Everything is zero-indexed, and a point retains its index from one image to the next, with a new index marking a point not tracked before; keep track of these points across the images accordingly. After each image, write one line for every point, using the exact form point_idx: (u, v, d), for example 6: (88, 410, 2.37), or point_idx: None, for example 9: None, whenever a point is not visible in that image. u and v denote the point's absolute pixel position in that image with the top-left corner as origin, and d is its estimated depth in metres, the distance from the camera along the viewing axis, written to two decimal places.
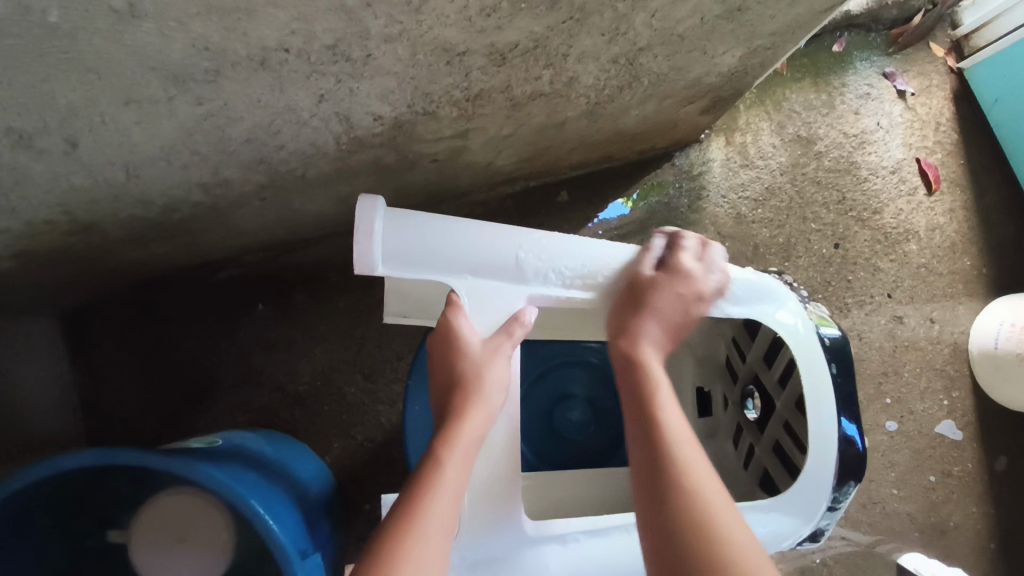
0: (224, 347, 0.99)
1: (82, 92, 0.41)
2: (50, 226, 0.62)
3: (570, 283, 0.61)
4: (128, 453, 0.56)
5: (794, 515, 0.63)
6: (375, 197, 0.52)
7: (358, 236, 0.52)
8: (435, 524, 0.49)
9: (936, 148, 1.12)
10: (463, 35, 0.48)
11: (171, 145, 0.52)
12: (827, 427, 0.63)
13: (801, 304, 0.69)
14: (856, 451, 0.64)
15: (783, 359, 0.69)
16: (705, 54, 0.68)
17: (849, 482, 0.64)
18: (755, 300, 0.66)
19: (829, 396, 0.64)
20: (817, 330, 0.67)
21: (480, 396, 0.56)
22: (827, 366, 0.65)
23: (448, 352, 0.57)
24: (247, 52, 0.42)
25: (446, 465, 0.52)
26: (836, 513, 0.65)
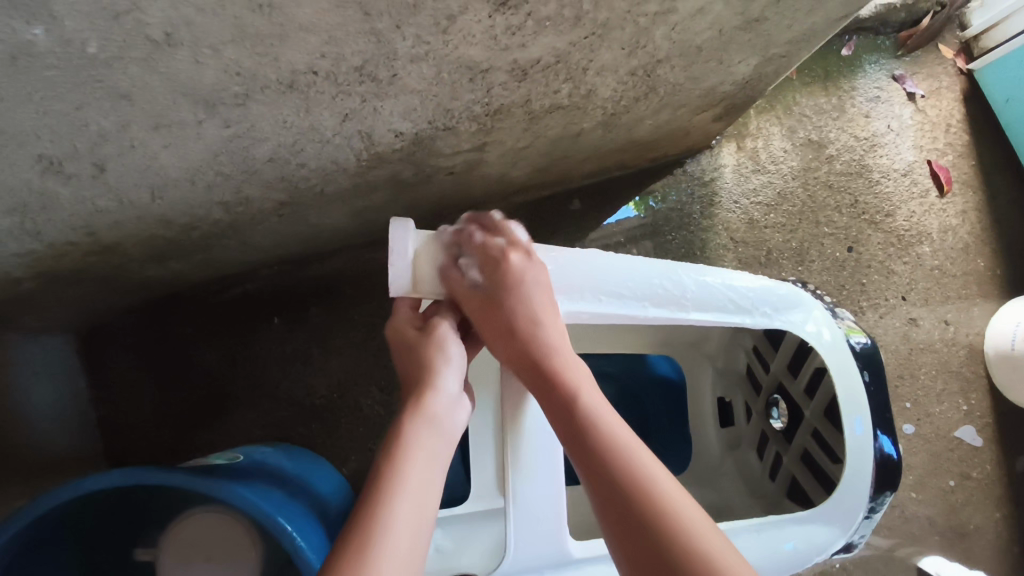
0: (241, 363, 0.99)
1: (114, 118, 0.41)
2: (72, 247, 0.62)
3: (602, 296, 0.60)
4: (157, 473, 0.57)
5: (833, 526, 0.63)
6: (407, 218, 0.52)
7: (393, 258, 0.53)
8: (410, 489, 0.49)
9: (947, 149, 1.12)
10: (487, 53, 0.48)
11: (196, 166, 0.52)
12: (866, 442, 0.63)
13: (828, 312, 0.69)
14: (891, 459, 0.65)
15: (810, 367, 0.69)
16: (721, 63, 0.68)
17: (886, 490, 0.65)
18: (779, 311, 0.66)
19: (864, 404, 0.64)
20: (847, 339, 0.67)
21: (439, 377, 0.56)
22: (860, 374, 0.65)
23: (406, 348, 0.59)
24: (276, 76, 0.42)
25: (416, 434, 0.53)
26: (871, 521, 0.65)
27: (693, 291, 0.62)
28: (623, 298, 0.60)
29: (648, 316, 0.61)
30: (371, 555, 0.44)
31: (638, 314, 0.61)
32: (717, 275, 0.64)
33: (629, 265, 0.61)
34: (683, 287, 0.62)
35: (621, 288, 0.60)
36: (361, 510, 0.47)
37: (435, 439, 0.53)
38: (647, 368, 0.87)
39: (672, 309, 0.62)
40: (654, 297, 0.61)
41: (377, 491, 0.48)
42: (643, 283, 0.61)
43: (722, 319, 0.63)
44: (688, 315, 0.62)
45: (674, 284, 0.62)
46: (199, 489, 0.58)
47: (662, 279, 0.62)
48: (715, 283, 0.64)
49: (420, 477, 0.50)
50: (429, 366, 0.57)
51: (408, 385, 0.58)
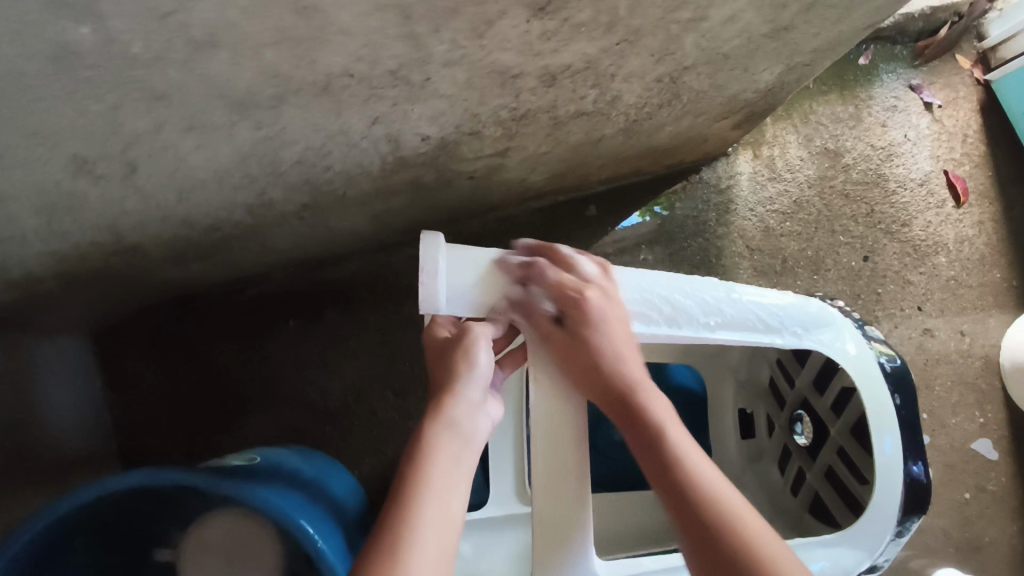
0: (255, 365, 0.99)
1: (149, 120, 0.41)
2: (95, 248, 0.62)
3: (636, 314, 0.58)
4: (178, 475, 0.57)
5: (859, 546, 0.62)
6: (437, 233, 0.51)
7: (423, 275, 0.51)
8: (432, 495, 0.48)
9: (964, 160, 1.12)
10: (520, 58, 0.48)
11: (225, 168, 0.52)
12: (894, 461, 0.63)
13: (860, 332, 0.68)
14: (920, 481, 0.64)
15: (838, 384, 0.69)
16: (746, 71, 0.68)
17: (913, 514, 0.63)
18: (809, 330, 0.65)
19: (895, 425, 0.64)
20: (877, 357, 0.66)
21: (461, 383, 0.54)
22: (892, 396, 0.64)
23: (433, 357, 0.56)
24: (311, 78, 0.42)
25: (438, 442, 0.51)
26: (898, 544, 0.64)
27: (729, 309, 0.62)
28: (651, 320, 0.58)
29: (684, 335, 0.60)
30: (394, 563, 0.43)
31: (678, 332, 0.59)
32: (753, 295, 0.64)
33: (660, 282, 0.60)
34: (720, 305, 0.61)
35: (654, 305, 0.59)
36: (384, 517, 0.46)
37: (456, 451, 0.52)
38: (668, 377, 0.86)
39: (704, 327, 0.60)
40: (688, 316, 0.60)
41: (400, 499, 0.47)
42: (677, 300, 0.59)
43: (751, 338, 0.63)
44: (717, 333, 0.61)
45: (706, 303, 0.61)
46: (221, 492, 0.58)
47: (700, 297, 0.61)
48: (744, 302, 0.63)
49: (443, 483, 0.49)
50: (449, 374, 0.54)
51: (430, 390, 0.56)
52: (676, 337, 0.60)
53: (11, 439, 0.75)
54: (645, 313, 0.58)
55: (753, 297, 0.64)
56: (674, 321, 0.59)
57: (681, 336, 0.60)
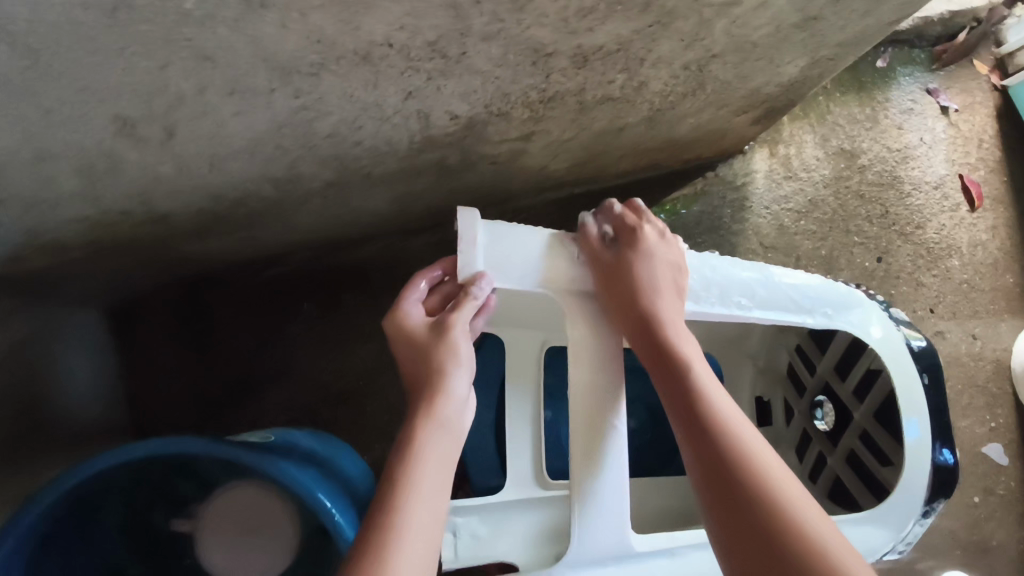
0: (270, 346, 1.00)
1: (193, 81, 0.42)
2: (125, 216, 0.63)
3: (684, 290, 0.60)
4: (202, 443, 0.57)
5: (886, 527, 0.63)
6: (474, 208, 0.54)
7: (461, 245, 0.54)
8: (424, 478, 0.49)
9: (979, 164, 1.12)
10: (555, 36, 0.49)
11: (259, 138, 0.53)
12: (921, 445, 0.63)
13: (886, 314, 0.68)
14: (946, 465, 0.64)
15: (863, 366, 0.69)
16: (771, 63, 0.68)
17: (940, 496, 0.64)
18: (838, 312, 0.66)
19: (922, 408, 0.64)
20: (905, 340, 0.67)
21: (450, 377, 0.55)
22: (920, 377, 0.65)
23: (413, 345, 0.57)
24: (354, 46, 0.43)
25: (427, 436, 0.52)
26: (924, 526, 0.65)
27: (761, 290, 0.63)
28: (702, 298, 0.60)
29: (714, 313, 0.61)
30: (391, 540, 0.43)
31: (703, 310, 0.60)
32: (786, 275, 0.65)
33: (703, 260, 0.61)
34: (752, 287, 0.62)
35: (699, 282, 0.60)
36: (373, 512, 0.46)
37: (444, 445, 0.52)
38: None
39: (745, 302, 0.62)
40: (734, 293, 0.62)
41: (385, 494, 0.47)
42: (719, 278, 0.61)
43: (782, 318, 0.64)
44: (750, 312, 0.62)
45: (753, 282, 0.63)
46: (242, 462, 0.59)
47: (732, 277, 0.62)
48: (785, 284, 0.64)
49: (433, 468, 0.50)
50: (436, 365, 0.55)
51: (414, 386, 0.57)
52: (705, 315, 0.61)
53: (30, 409, 0.75)
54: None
55: (794, 277, 0.65)
56: (703, 298, 0.60)
57: (712, 314, 0.61)
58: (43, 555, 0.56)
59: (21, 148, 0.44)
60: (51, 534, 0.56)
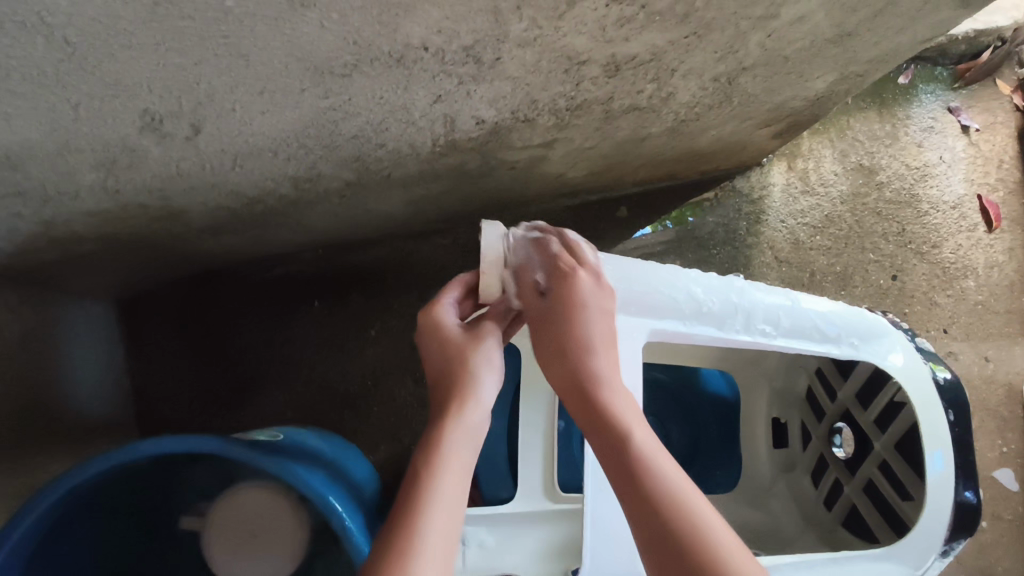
0: (278, 344, 0.99)
1: (225, 79, 0.41)
2: (142, 210, 0.62)
3: (707, 316, 0.59)
4: (212, 443, 0.56)
5: (905, 562, 0.61)
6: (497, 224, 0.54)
7: (484, 265, 0.54)
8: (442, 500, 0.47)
9: (998, 185, 1.11)
10: (591, 45, 0.48)
11: (284, 137, 0.52)
12: (945, 478, 0.62)
13: (913, 345, 0.67)
14: (969, 504, 0.63)
15: (887, 395, 0.68)
16: (801, 77, 0.68)
17: (961, 536, 0.62)
18: (865, 342, 0.65)
19: (948, 442, 0.63)
20: (932, 374, 0.66)
21: (476, 390, 0.54)
22: (945, 413, 0.64)
23: (443, 346, 0.57)
24: (389, 48, 0.42)
25: (454, 437, 0.51)
26: (942, 564, 0.63)
27: (785, 317, 0.62)
28: (726, 325, 0.60)
29: (738, 340, 0.61)
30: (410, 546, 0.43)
31: (725, 336, 0.60)
32: (813, 302, 0.64)
33: (726, 286, 0.61)
34: (777, 314, 0.62)
35: (721, 308, 0.60)
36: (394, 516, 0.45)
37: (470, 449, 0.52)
38: (702, 386, 0.87)
39: (768, 328, 0.62)
40: (761, 320, 0.61)
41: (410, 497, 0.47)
42: (743, 306, 0.60)
43: (806, 347, 0.63)
44: (774, 340, 0.62)
45: (779, 310, 0.62)
46: (254, 462, 0.58)
47: (756, 302, 0.61)
48: (809, 310, 0.63)
49: (454, 468, 0.49)
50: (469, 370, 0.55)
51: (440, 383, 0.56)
52: (728, 342, 0.61)
53: (37, 400, 0.75)
54: (690, 315, 0.59)
55: (819, 303, 0.64)
56: (727, 325, 0.60)
57: (733, 341, 0.61)
58: (49, 550, 0.55)
59: (46, 141, 0.43)
60: (56, 530, 0.55)
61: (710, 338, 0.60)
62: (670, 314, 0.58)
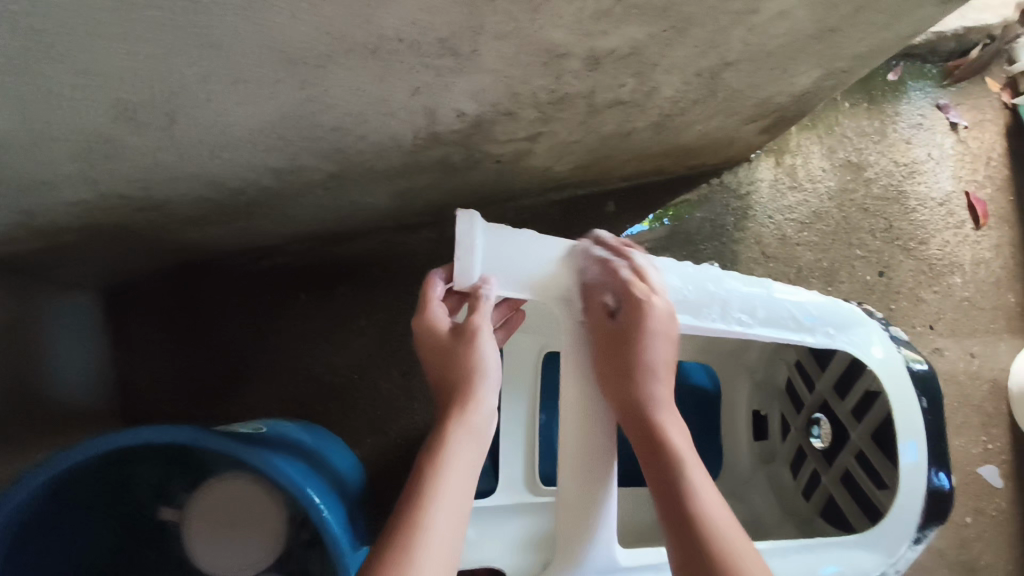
0: (264, 336, 0.99)
1: (199, 69, 0.41)
2: (123, 201, 0.62)
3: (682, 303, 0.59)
4: (187, 432, 0.56)
5: (876, 551, 0.62)
6: (473, 211, 0.52)
7: (460, 250, 0.52)
8: (447, 500, 0.48)
9: (986, 182, 1.12)
10: (570, 37, 0.48)
11: (262, 128, 0.52)
12: (918, 468, 0.63)
13: (888, 334, 0.68)
14: (942, 491, 0.64)
15: (862, 389, 0.69)
16: (785, 73, 0.68)
17: (933, 523, 0.63)
18: (841, 332, 0.65)
19: (921, 432, 0.64)
20: (906, 363, 0.66)
21: (479, 386, 0.54)
22: (919, 400, 0.64)
23: (441, 349, 0.56)
24: (364, 39, 0.42)
25: (457, 443, 0.51)
26: (915, 553, 0.64)
27: (762, 307, 0.62)
28: (703, 313, 0.60)
29: (716, 330, 0.60)
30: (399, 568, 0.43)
31: (702, 324, 0.59)
32: (787, 291, 0.64)
33: (699, 274, 0.61)
34: (753, 303, 0.61)
35: (695, 296, 0.59)
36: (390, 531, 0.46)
37: (473, 456, 0.52)
38: (685, 377, 0.86)
39: (744, 316, 0.61)
40: (736, 308, 0.61)
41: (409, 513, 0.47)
42: (717, 294, 0.60)
43: (781, 335, 0.63)
44: (750, 329, 0.61)
45: (754, 298, 0.62)
46: (232, 455, 0.58)
47: (732, 291, 0.61)
48: (782, 298, 0.63)
49: (456, 481, 0.50)
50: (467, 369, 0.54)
51: (443, 383, 0.56)
52: (706, 331, 0.60)
53: (20, 390, 0.75)
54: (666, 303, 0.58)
55: (794, 292, 0.64)
56: (703, 314, 0.59)
57: (712, 331, 0.60)
58: (29, 540, 0.55)
59: (19, 130, 0.43)
60: (36, 520, 0.56)
61: (686, 326, 0.59)
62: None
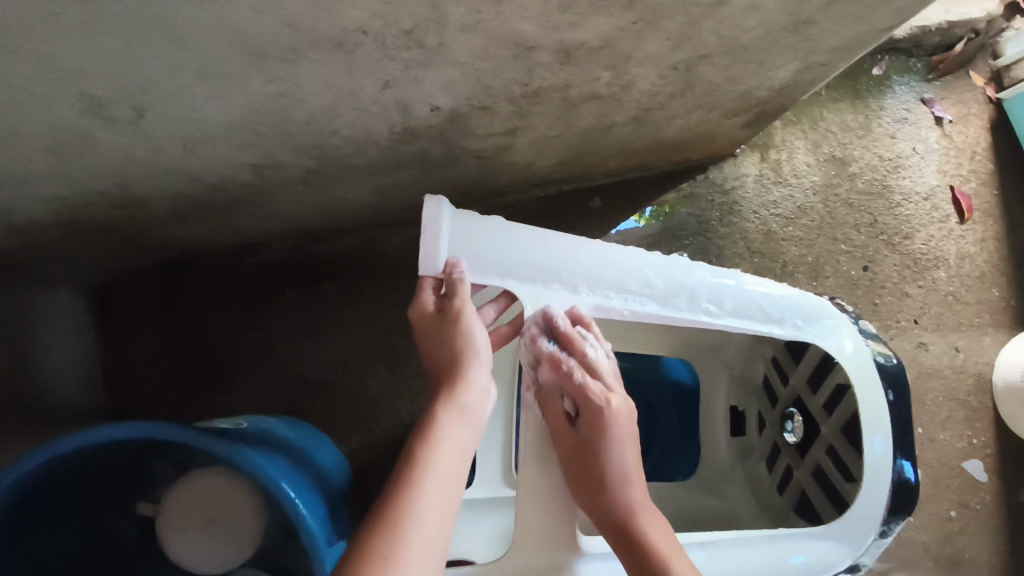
0: (249, 333, 0.99)
1: (163, 62, 0.41)
2: (99, 198, 0.62)
3: (649, 293, 0.60)
4: (166, 428, 0.56)
5: (840, 540, 0.63)
6: (439, 197, 0.52)
7: (425, 236, 0.52)
8: (439, 481, 0.49)
9: (971, 177, 1.12)
10: (538, 30, 0.48)
11: (234, 123, 0.52)
12: (883, 460, 0.63)
13: (857, 328, 0.68)
14: (910, 482, 0.64)
15: (832, 383, 0.69)
16: (761, 66, 0.68)
17: (899, 514, 0.64)
18: (809, 324, 0.66)
19: (887, 425, 0.64)
20: (873, 356, 0.66)
21: (471, 369, 0.55)
22: (886, 393, 0.65)
23: (435, 332, 0.56)
24: (328, 32, 0.42)
25: (447, 426, 0.52)
26: (882, 544, 0.64)
27: (730, 298, 0.62)
28: (670, 303, 0.61)
29: (681, 319, 0.61)
30: (391, 547, 0.43)
31: (668, 314, 0.61)
32: (757, 283, 0.64)
33: (669, 264, 0.62)
34: (721, 294, 0.62)
35: (662, 286, 0.60)
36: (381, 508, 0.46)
37: (464, 438, 0.53)
38: (663, 372, 0.86)
39: (712, 306, 0.62)
40: (704, 298, 0.62)
41: (399, 494, 0.47)
42: (685, 284, 0.61)
43: (749, 326, 0.63)
44: (716, 320, 0.62)
45: (723, 289, 0.62)
46: (209, 450, 0.58)
47: (701, 281, 0.62)
48: (752, 290, 0.64)
49: (448, 462, 0.50)
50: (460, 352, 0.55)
51: (438, 368, 0.57)
52: (671, 319, 0.61)
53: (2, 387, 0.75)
54: (633, 292, 0.60)
55: (766, 284, 0.65)
56: (670, 302, 0.61)
57: (677, 319, 0.61)
58: None
59: None
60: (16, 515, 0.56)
61: (651, 314, 0.61)
62: (613, 289, 0.59)
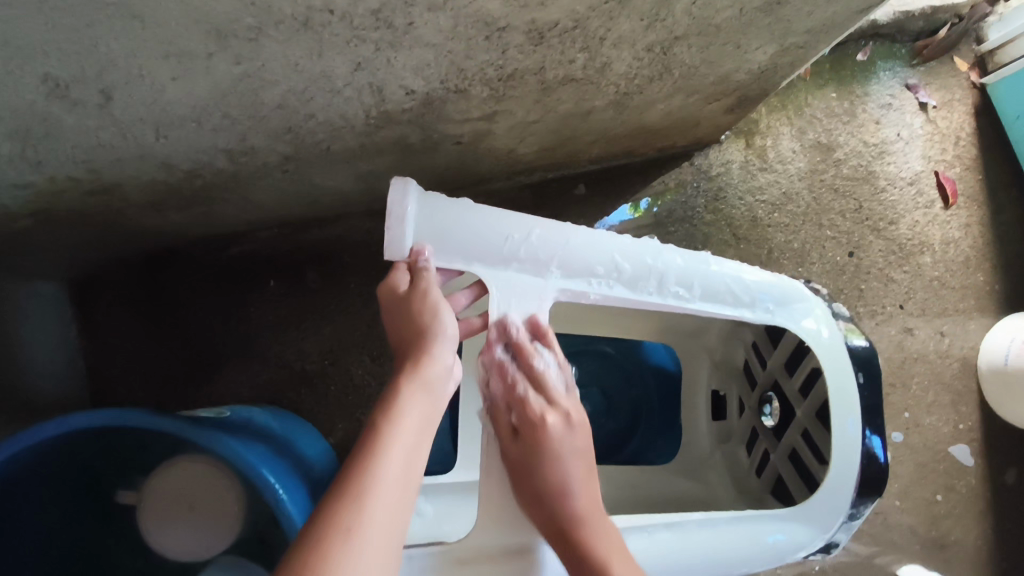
0: (235, 323, 0.99)
1: (124, 41, 0.41)
2: (73, 184, 0.62)
3: (617, 279, 0.62)
4: (141, 415, 0.55)
5: (811, 526, 0.64)
6: (405, 179, 0.53)
7: (390, 220, 0.54)
8: (401, 449, 0.48)
9: (955, 162, 1.12)
10: (506, 9, 0.48)
11: (204, 106, 0.52)
12: (852, 441, 0.64)
13: (829, 309, 0.70)
14: (878, 464, 0.66)
15: (806, 367, 0.70)
16: (738, 48, 0.68)
17: (867, 499, 0.65)
18: (780, 306, 0.67)
19: (856, 408, 0.65)
20: (846, 339, 0.68)
21: (436, 342, 0.54)
22: (854, 373, 0.66)
23: (401, 307, 0.55)
24: (291, 11, 0.41)
25: (411, 394, 0.51)
26: (851, 526, 0.66)
27: (699, 283, 0.64)
28: (639, 287, 0.62)
29: (650, 302, 0.63)
30: (354, 513, 0.43)
31: (637, 298, 0.62)
32: (724, 264, 0.66)
33: (639, 247, 0.62)
34: (690, 278, 0.63)
35: (632, 271, 0.62)
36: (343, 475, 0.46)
37: (429, 408, 0.52)
38: (646, 357, 0.90)
39: (681, 290, 0.64)
40: (673, 281, 0.63)
41: (361, 462, 0.46)
42: (655, 267, 0.62)
43: (720, 310, 0.65)
44: (687, 303, 0.64)
45: (692, 272, 0.64)
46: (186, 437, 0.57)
47: (671, 265, 0.63)
48: (719, 270, 0.65)
49: (410, 432, 0.49)
50: (424, 327, 0.54)
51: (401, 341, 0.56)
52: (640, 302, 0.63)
53: None
54: (604, 278, 0.61)
55: (735, 265, 0.66)
56: (640, 287, 0.62)
57: (646, 302, 0.63)
58: None
59: None
60: None
61: (621, 299, 0.63)
62: (583, 274, 0.60)
